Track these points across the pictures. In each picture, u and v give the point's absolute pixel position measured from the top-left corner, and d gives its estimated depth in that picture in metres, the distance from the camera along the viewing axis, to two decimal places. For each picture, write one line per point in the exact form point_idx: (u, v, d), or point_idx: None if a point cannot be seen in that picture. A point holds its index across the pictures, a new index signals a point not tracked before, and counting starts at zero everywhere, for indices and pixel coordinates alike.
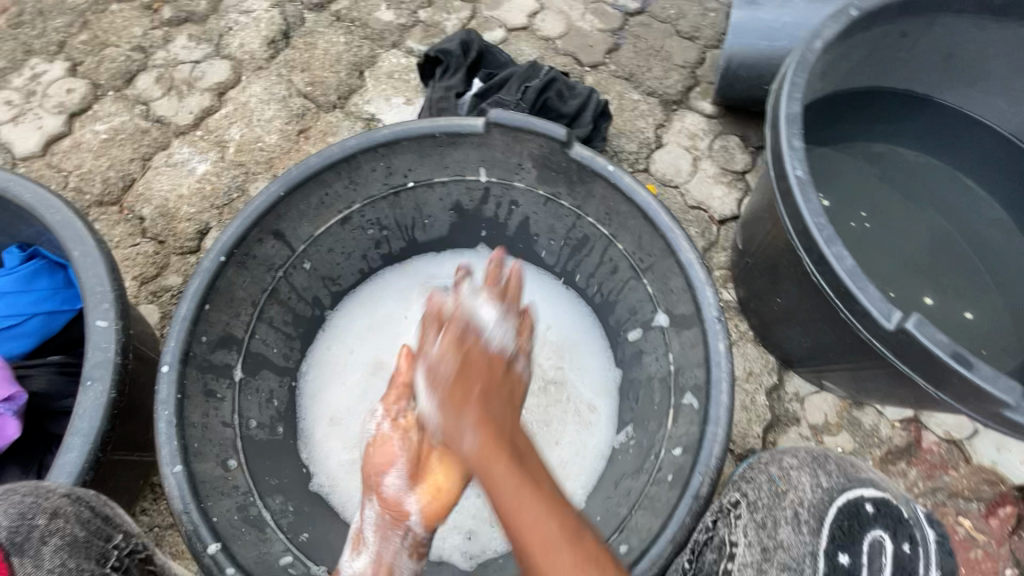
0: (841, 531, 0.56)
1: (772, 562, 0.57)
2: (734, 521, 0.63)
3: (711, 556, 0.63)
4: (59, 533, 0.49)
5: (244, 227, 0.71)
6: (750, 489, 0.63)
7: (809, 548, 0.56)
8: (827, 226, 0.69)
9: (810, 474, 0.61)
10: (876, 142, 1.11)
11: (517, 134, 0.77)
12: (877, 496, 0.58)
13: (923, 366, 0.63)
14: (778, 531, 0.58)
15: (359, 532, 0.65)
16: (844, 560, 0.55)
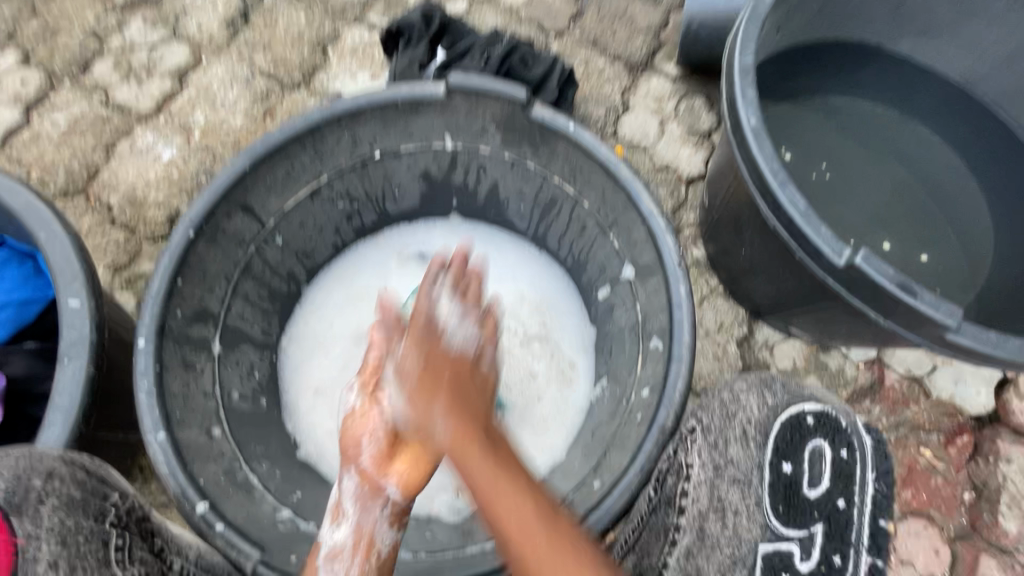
0: (784, 441, 0.74)
1: (724, 476, 0.72)
2: (690, 444, 0.75)
3: (671, 479, 0.75)
4: (56, 494, 0.51)
5: (211, 202, 0.71)
6: (706, 416, 0.76)
7: (755, 461, 0.73)
8: (779, 169, 0.72)
9: (756, 394, 0.77)
10: (835, 95, 1.13)
11: (478, 98, 0.78)
12: (816, 411, 0.76)
13: (872, 298, 0.68)
14: (727, 448, 0.74)
15: (336, 504, 0.62)
16: (786, 466, 0.74)
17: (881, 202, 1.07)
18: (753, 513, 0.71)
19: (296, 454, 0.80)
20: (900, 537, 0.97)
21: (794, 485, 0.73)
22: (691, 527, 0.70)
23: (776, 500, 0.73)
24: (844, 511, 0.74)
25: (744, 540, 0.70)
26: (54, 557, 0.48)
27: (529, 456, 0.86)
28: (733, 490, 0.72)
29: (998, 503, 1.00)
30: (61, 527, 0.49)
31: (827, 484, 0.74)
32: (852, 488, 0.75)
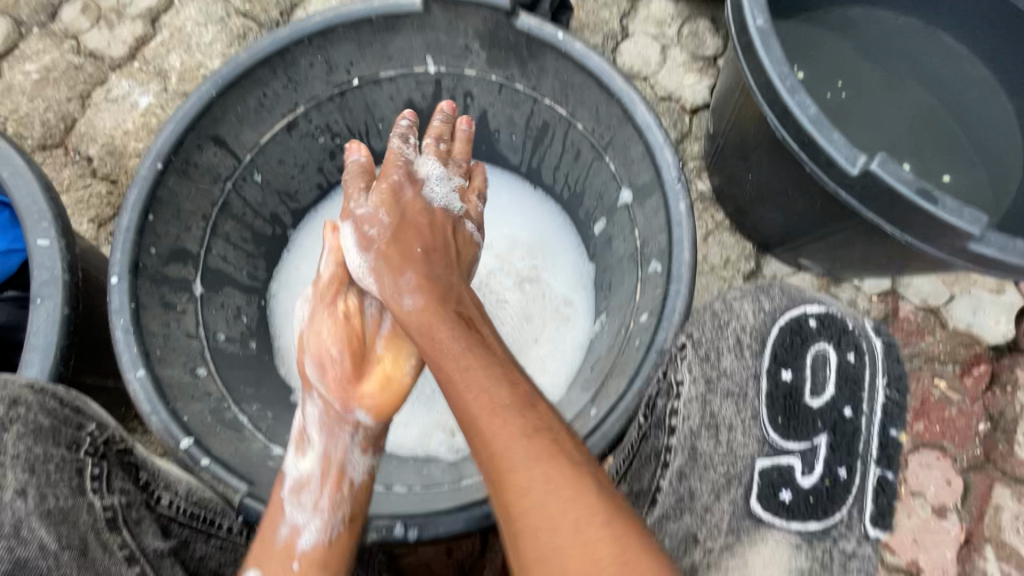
0: (785, 350, 0.69)
1: (716, 387, 0.68)
2: (680, 361, 0.68)
3: (661, 400, 0.70)
4: (21, 422, 0.54)
5: (178, 132, 0.67)
6: (697, 330, 0.70)
7: (751, 370, 0.69)
8: (789, 74, 0.66)
9: (752, 301, 0.71)
10: (851, 7, 1.04)
11: (458, 9, 0.72)
12: (820, 313, 0.69)
13: (889, 208, 0.63)
14: (721, 360, 0.69)
15: (302, 431, 0.65)
16: (786, 374, 0.68)
17: (901, 122, 1.00)
18: (749, 428, 0.68)
19: (288, 399, 0.79)
20: (911, 468, 0.95)
21: (795, 396, 0.68)
22: (682, 447, 0.68)
23: (776, 411, 0.68)
24: (851, 420, 0.67)
25: (739, 458, 0.67)
26: (21, 486, 0.52)
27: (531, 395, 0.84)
28: (728, 404, 0.68)
29: (1014, 432, 0.97)
30: (29, 456, 0.53)
31: (833, 394, 0.67)
32: (864, 399, 0.68)
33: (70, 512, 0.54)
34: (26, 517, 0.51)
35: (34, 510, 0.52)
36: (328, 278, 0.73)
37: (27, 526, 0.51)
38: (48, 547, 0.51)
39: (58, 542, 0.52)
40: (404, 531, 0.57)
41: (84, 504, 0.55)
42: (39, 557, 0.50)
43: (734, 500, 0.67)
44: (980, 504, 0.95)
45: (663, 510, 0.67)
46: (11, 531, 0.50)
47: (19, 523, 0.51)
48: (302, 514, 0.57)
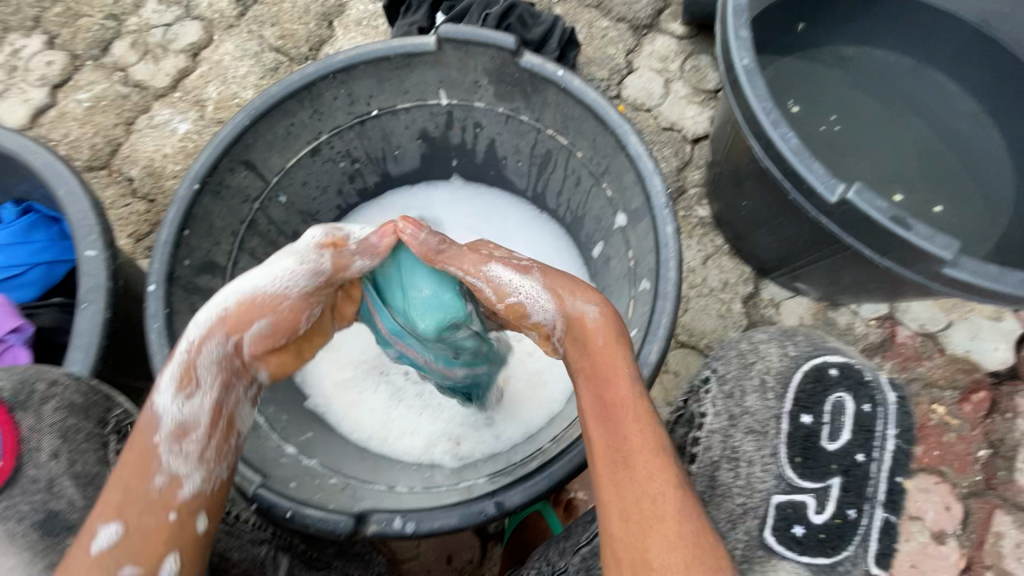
0: (806, 396, 0.71)
1: (738, 424, 0.71)
2: (702, 395, 0.75)
3: (681, 429, 0.76)
4: (57, 398, 0.58)
5: (214, 156, 0.74)
6: (721, 365, 0.75)
7: (774, 411, 0.71)
8: (772, 109, 0.71)
9: (778, 346, 0.75)
10: (847, 45, 1.09)
11: (467, 48, 0.79)
12: (841, 363, 0.72)
13: (867, 235, 0.67)
14: (745, 399, 0.72)
15: (193, 370, 0.58)
16: (806, 418, 0.70)
17: (895, 154, 1.03)
18: (770, 465, 0.69)
19: (303, 404, 0.85)
20: (910, 493, 0.95)
21: (812, 438, 0.70)
22: (703, 474, 0.70)
23: (794, 451, 0.70)
24: (861, 465, 0.70)
25: (759, 492, 0.68)
26: (55, 449, 0.57)
27: (529, 407, 0.88)
28: (749, 440, 0.70)
29: (1015, 459, 0.97)
30: (63, 426, 0.58)
31: (846, 439, 0.70)
32: (874, 447, 0.70)
33: (96, 476, 0.59)
34: (59, 476, 0.56)
35: (66, 472, 0.57)
36: (342, 255, 0.62)
37: (58, 484, 0.56)
38: (76, 503, 0.56)
39: (84, 501, 0.57)
40: (402, 524, 0.59)
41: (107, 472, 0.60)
42: (69, 510, 0.56)
43: (750, 531, 0.67)
44: (981, 532, 0.94)
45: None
46: (44, 486, 0.55)
47: (51, 481, 0.56)
48: (181, 466, 0.56)
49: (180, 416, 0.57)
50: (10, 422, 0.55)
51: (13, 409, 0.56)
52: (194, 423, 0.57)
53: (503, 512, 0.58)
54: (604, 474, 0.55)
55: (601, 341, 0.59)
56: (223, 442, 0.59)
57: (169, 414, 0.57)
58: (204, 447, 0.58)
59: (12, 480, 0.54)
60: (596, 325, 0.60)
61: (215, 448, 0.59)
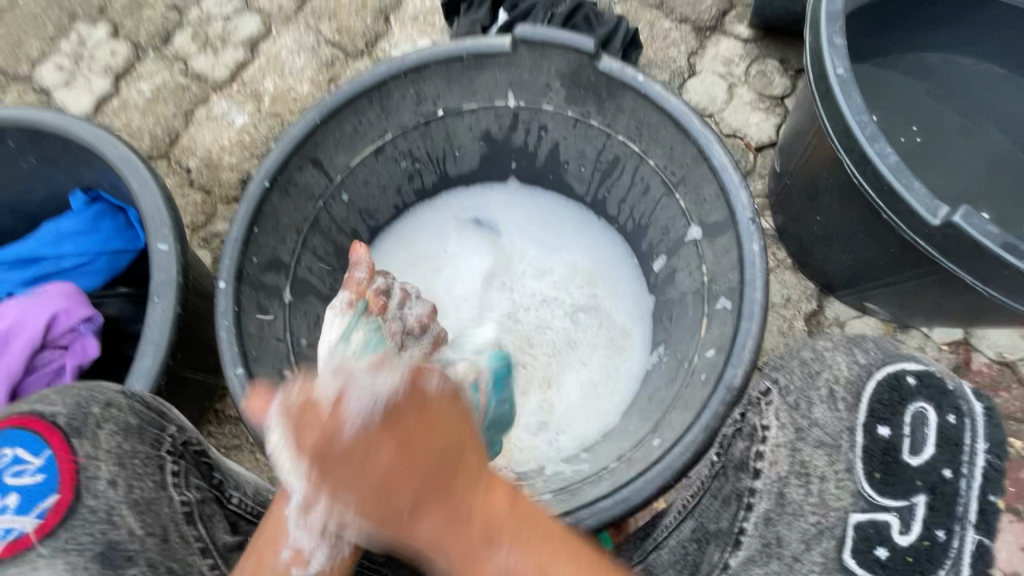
0: (882, 407, 0.60)
1: (807, 440, 0.60)
2: (765, 407, 0.64)
3: (743, 444, 0.64)
4: (113, 421, 0.60)
5: (285, 153, 0.74)
6: (783, 376, 0.65)
7: (846, 423, 0.60)
8: (869, 122, 0.67)
9: (844, 354, 0.64)
10: (929, 52, 1.03)
11: (543, 49, 0.77)
12: (919, 370, 0.62)
13: (970, 260, 0.64)
14: (812, 410, 0.62)
15: None
16: (884, 431, 0.60)
17: (981, 169, 0.97)
18: (844, 480, 0.58)
19: None
20: None
21: (892, 452, 0.59)
22: (769, 490, 0.59)
23: (872, 466, 0.59)
24: (950, 482, 0.57)
25: (833, 509, 0.58)
26: (112, 476, 0.57)
27: (586, 420, 0.86)
28: (820, 454, 0.60)
29: None
30: (119, 450, 0.58)
31: (930, 454, 0.58)
32: (964, 461, 0.58)
33: (155, 503, 0.58)
34: (117, 504, 0.56)
35: (124, 499, 0.56)
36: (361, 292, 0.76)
37: (117, 512, 0.55)
38: (135, 532, 0.56)
39: (144, 528, 0.56)
40: None
41: (165, 497, 0.59)
42: (128, 541, 0.55)
43: (827, 552, 0.56)
44: None
45: (749, 553, 0.57)
46: (103, 515, 0.55)
47: (110, 510, 0.55)
48: (306, 541, 0.55)
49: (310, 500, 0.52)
50: (67, 449, 0.56)
51: (69, 437, 0.56)
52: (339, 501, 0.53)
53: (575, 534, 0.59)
54: (452, 551, 0.45)
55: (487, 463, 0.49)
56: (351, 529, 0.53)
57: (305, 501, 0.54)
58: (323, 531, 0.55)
59: (72, 510, 0.54)
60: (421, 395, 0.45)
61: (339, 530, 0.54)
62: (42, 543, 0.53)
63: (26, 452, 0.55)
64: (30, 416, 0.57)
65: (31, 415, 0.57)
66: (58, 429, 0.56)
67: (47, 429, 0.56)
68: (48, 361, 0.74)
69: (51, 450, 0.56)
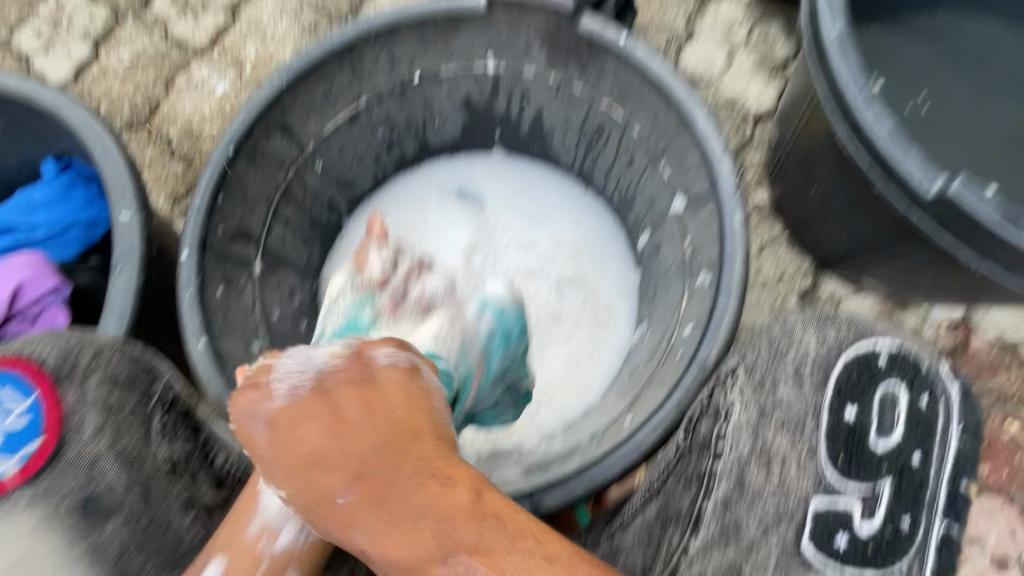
0: (850, 386, 0.59)
1: (770, 419, 0.58)
2: (730, 385, 0.61)
3: (707, 423, 0.62)
4: (100, 370, 0.56)
5: (251, 118, 0.71)
6: (751, 352, 0.61)
7: (814, 405, 0.59)
8: (865, 85, 0.63)
9: (818, 332, 0.62)
10: (941, 14, 0.97)
11: (521, 8, 0.73)
12: (891, 348, 0.60)
13: (965, 233, 0.60)
14: (776, 390, 0.59)
15: None
16: (850, 411, 0.58)
17: (993, 139, 0.91)
18: (806, 463, 0.57)
19: None
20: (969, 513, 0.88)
21: (858, 434, 0.58)
22: (730, 472, 0.56)
23: (836, 450, 0.57)
24: (918, 470, 0.56)
25: (793, 493, 0.56)
26: (97, 429, 0.54)
27: (565, 397, 0.84)
28: (782, 435, 0.58)
29: None
30: (105, 402, 0.55)
31: (897, 437, 0.57)
32: (934, 444, 0.57)
33: (138, 456, 0.56)
34: (101, 456, 0.54)
35: (108, 451, 0.54)
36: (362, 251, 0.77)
37: (100, 464, 0.53)
38: (117, 485, 0.54)
39: (125, 482, 0.54)
40: None
41: (149, 452, 0.56)
42: (109, 493, 0.53)
43: (784, 536, 0.55)
44: None
45: (709, 536, 0.54)
46: (87, 466, 0.53)
47: (93, 461, 0.53)
48: (274, 516, 0.53)
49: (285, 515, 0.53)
50: (53, 397, 0.54)
51: (56, 385, 0.55)
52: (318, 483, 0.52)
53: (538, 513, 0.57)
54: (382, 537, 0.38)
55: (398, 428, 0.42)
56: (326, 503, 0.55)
57: (275, 490, 0.54)
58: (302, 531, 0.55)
59: (55, 457, 0.53)
60: (363, 372, 0.44)
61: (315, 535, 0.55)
62: (24, 487, 0.52)
63: (13, 397, 0.53)
64: (18, 359, 0.55)
65: (19, 358, 0.55)
66: (47, 374, 0.55)
67: (34, 374, 0.54)
68: (18, 330, 0.73)
69: (37, 395, 0.54)
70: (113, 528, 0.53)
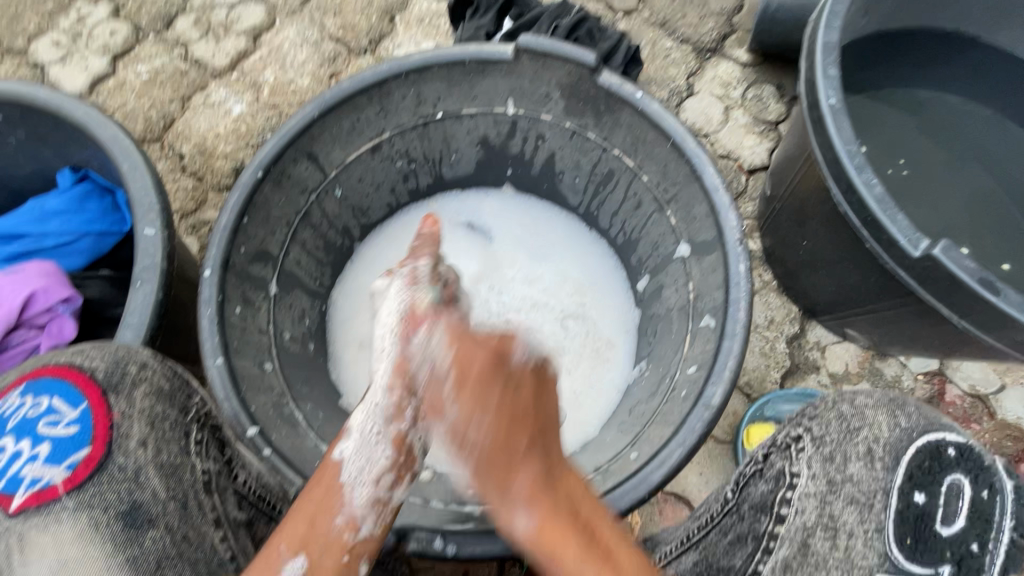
0: (921, 473, 0.55)
1: (838, 494, 0.57)
2: (796, 454, 0.60)
3: (766, 487, 0.61)
4: (146, 383, 0.57)
5: (281, 145, 0.74)
6: (818, 425, 0.60)
7: (881, 483, 0.56)
8: (858, 153, 0.69)
9: (887, 415, 0.59)
10: (919, 89, 1.06)
11: (545, 61, 0.78)
12: (960, 442, 0.56)
13: (948, 292, 0.65)
14: (847, 465, 0.57)
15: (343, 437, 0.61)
16: (919, 497, 0.55)
17: (964, 204, 0.98)
18: (870, 538, 0.55)
19: (338, 402, 0.84)
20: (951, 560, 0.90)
21: (925, 519, 0.54)
22: (791, 538, 0.57)
23: (903, 531, 0.54)
24: (977, 557, 0.52)
25: (857, 567, 0.54)
26: (142, 437, 0.55)
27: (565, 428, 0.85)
28: (850, 510, 0.56)
29: None
30: (151, 413, 0.56)
31: (961, 526, 0.53)
32: (993, 537, 0.52)
33: (178, 467, 0.56)
34: (144, 465, 0.54)
35: (151, 460, 0.54)
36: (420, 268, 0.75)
37: (143, 473, 0.54)
38: (159, 495, 0.54)
39: (166, 492, 0.54)
40: (443, 544, 0.59)
41: (189, 463, 0.57)
42: (151, 503, 0.53)
43: None
44: None
45: None
46: (130, 475, 0.53)
47: (138, 469, 0.54)
48: (359, 510, 0.56)
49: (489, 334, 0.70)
50: (103, 405, 0.55)
51: (106, 394, 0.55)
52: (357, 528, 0.56)
53: None
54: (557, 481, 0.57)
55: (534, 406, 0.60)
56: (371, 547, 0.56)
57: (359, 481, 0.58)
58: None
59: (100, 465, 0.52)
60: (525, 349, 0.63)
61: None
62: (67, 496, 0.51)
63: (63, 404, 0.54)
64: (70, 368, 0.56)
65: (72, 368, 0.56)
66: (96, 384, 0.56)
67: (85, 382, 0.55)
68: (22, 341, 0.73)
69: (87, 404, 0.54)
70: (153, 539, 0.52)
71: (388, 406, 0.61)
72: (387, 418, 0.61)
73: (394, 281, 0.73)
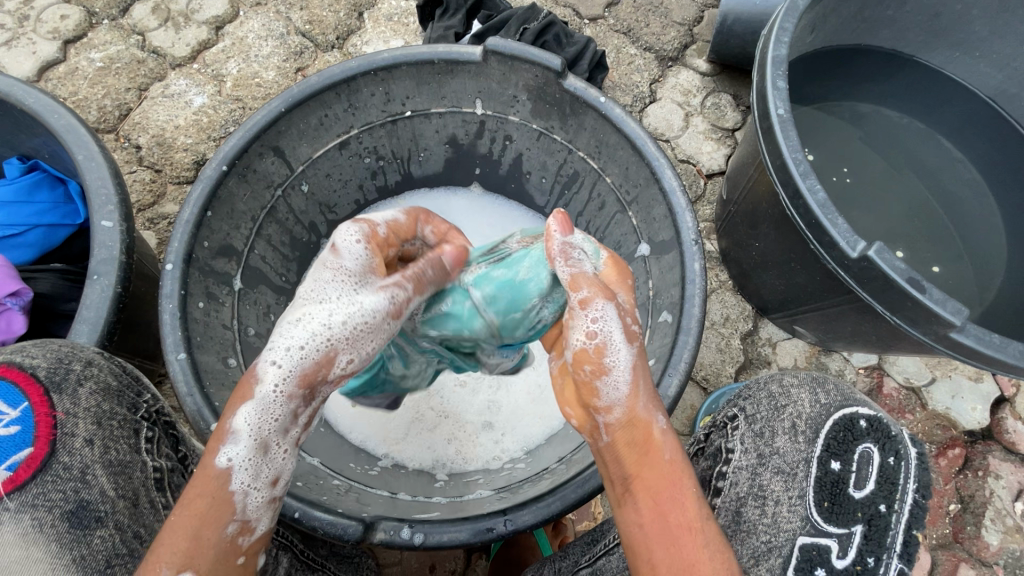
0: (836, 444, 0.60)
1: (767, 465, 0.62)
2: (730, 431, 0.66)
3: (707, 463, 0.68)
4: (93, 380, 0.57)
5: (246, 139, 0.73)
6: (750, 405, 0.67)
7: (803, 454, 0.61)
8: (803, 161, 0.74)
9: (809, 392, 0.65)
10: (862, 102, 1.14)
11: (513, 63, 0.80)
12: (871, 414, 0.61)
13: (882, 290, 0.71)
14: (774, 439, 0.63)
15: (226, 433, 0.47)
16: (834, 465, 0.59)
17: (901, 209, 1.06)
18: (795, 504, 0.59)
19: None
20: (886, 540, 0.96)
21: (840, 485, 0.59)
22: (727, 508, 0.62)
23: (821, 495, 0.59)
24: (885, 516, 0.56)
25: (783, 530, 0.59)
26: (89, 435, 0.53)
27: (531, 423, 0.86)
28: (777, 480, 0.61)
29: (983, 516, 1.01)
30: (98, 410, 0.55)
31: (871, 489, 0.58)
32: (898, 498, 0.57)
33: (128, 466, 0.55)
34: (92, 464, 0.52)
35: (99, 459, 0.53)
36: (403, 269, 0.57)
37: (90, 473, 0.52)
38: (107, 494, 0.52)
39: (116, 491, 0.53)
40: (410, 534, 0.59)
41: (139, 461, 0.57)
42: (99, 502, 0.51)
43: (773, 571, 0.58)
44: None
45: None
46: (77, 474, 0.51)
47: (85, 468, 0.52)
48: (252, 513, 0.48)
49: (592, 337, 0.52)
50: (46, 403, 0.52)
51: (49, 391, 0.53)
52: (252, 531, 0.48)
53: (513, 530, 0.59)
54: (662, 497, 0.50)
55: (668, 457, 0.51)
56: (266, 542, 0.50)
57: (243, 491, 0.47)
58: (590, 368, 0.52)
59: (45, 465, 0.50)
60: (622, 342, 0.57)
61: (589, 381, 0.52)
62: (10, 497, 0.47)
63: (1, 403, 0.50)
64: (7, 366, 0.52)
65: (9, 365, 0.52)
66: (37, 381, 0.53)
67: (25, 380, 0.52)
68: None
69: (28, 402, 0.51)
70: (102, 539, 0.51)
71: (275, 418, 0.48)
72: (267, 427, 0.48)
73: (378, 295, 0.52)
